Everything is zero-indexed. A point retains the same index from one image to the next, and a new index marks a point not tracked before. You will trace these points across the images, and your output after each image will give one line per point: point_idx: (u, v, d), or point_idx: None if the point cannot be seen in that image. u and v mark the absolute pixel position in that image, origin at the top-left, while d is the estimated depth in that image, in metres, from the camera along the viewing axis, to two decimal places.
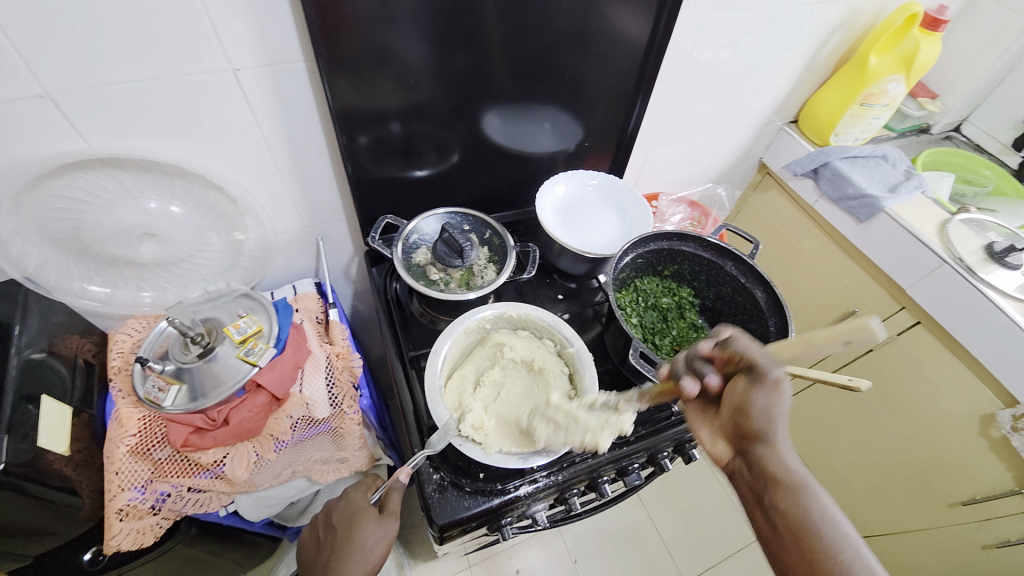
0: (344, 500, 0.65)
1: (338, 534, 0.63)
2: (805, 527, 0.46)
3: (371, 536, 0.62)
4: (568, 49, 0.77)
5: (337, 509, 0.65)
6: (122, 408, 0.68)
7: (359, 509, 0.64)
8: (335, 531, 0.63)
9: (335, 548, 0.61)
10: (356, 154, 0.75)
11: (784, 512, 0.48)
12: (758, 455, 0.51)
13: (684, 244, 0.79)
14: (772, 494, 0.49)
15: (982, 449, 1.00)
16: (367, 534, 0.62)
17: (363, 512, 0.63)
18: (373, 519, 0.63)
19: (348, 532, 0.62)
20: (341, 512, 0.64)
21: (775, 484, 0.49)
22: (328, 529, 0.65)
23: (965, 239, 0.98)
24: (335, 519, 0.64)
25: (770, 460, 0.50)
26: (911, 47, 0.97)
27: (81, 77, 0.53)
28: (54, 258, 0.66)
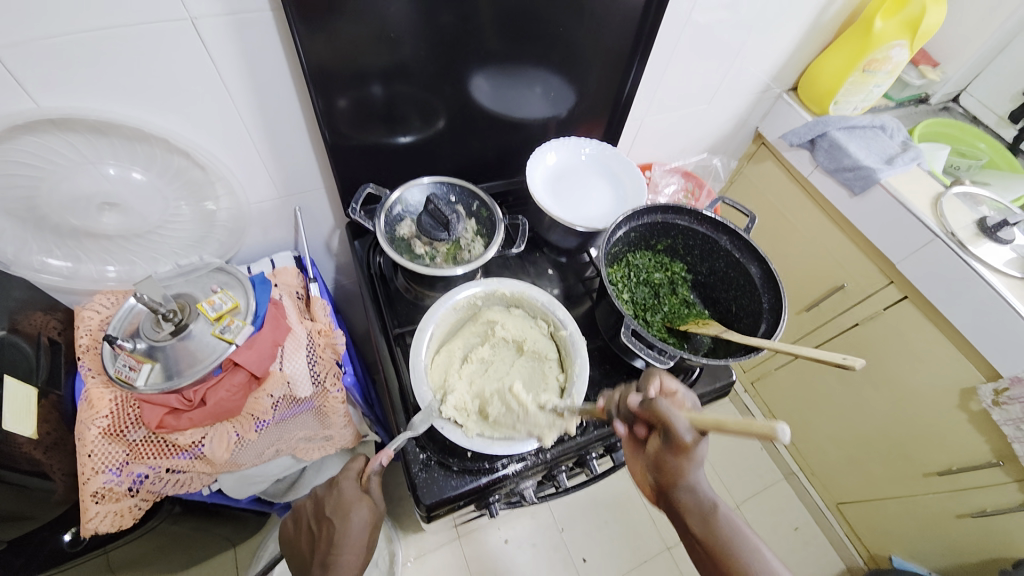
0: (332, 489, 0.63)
1: (329, 526, 0.61)
2: (724, 552, 0.49)
3: (362, 524, 0.60)
4: (562, 6, 0.71)
5: (325, 500, 0.63)
6: (92, 389, 0.65)
7: (348, 498, 0.62)
8: (326, 523, 0.61)
9: (330, 542, 0.60)
10: (333, 118, 0.70)
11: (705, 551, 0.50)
12: (682, 499, 0.52)
13: (678, 218, 0.76)
14: (697, 532, 0.51)
15: (962, 421, 1.03)
16: (358, 522, 0.60)
17: (354, 500, 0.62)
18: (363, 506, 0.62)
19: (339, 523, 0.60)
20: (333, 502, 0.62)
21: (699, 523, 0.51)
22: (319, 520, 0.63)
23: (958, 213, 0.97)
24: (326, 510, 0.62)
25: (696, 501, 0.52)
26: (917, 10, 0.93)
27: (18, 26, 0.48)
28: (7, 229, 0.61)
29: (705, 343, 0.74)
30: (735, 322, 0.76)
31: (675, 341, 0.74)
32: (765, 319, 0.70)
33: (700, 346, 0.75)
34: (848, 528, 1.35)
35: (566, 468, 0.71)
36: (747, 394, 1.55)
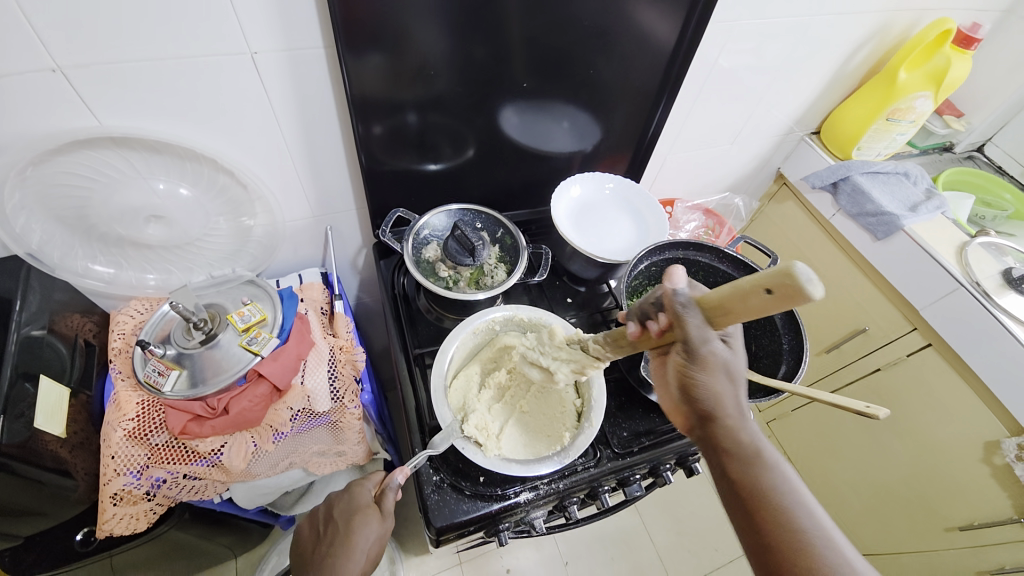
0: (347, 493, 0.65)
1: (336, 528, 0.62)
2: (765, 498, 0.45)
3: (369, 535, 0.60)
4: (592, 48, 0.75)
5: (337, 503, 0.65)
6: (121, 391, 0.67)
7: (359, 504, 0.63)
8: (333, 525, 0.62)
9: (334, 543, 0.60)
10: (370, 144, 0.73)
11: (749, 495, 0.45)
12: (718, 428, 0.48)
13: (700, 254, 0.78)
14: (739, 472, 0.46)
15: (985, 475, 0.99)
16: (366, 532, 0.60)
17: (365, 508, 0.62)
18: (372, 516, 0.62)
19: (347, 527, 0.61)
20: (343, 507, 0.64)
21: (741, 460, 0.47)
22: (326, 522, 0.64)
23: (983, 263, 0.96)
24: (335, 513, 0.63)
25: (740, 433, 0.48)
26: (942, 63, 0.95)
27: (93, 52, 0.52)
28: (58, 235, 0.64)
29: None
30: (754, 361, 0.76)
31: None
32: (785, 361, 0.70)
33: None
34: None
35: (578, 500, 0.70)
36: None
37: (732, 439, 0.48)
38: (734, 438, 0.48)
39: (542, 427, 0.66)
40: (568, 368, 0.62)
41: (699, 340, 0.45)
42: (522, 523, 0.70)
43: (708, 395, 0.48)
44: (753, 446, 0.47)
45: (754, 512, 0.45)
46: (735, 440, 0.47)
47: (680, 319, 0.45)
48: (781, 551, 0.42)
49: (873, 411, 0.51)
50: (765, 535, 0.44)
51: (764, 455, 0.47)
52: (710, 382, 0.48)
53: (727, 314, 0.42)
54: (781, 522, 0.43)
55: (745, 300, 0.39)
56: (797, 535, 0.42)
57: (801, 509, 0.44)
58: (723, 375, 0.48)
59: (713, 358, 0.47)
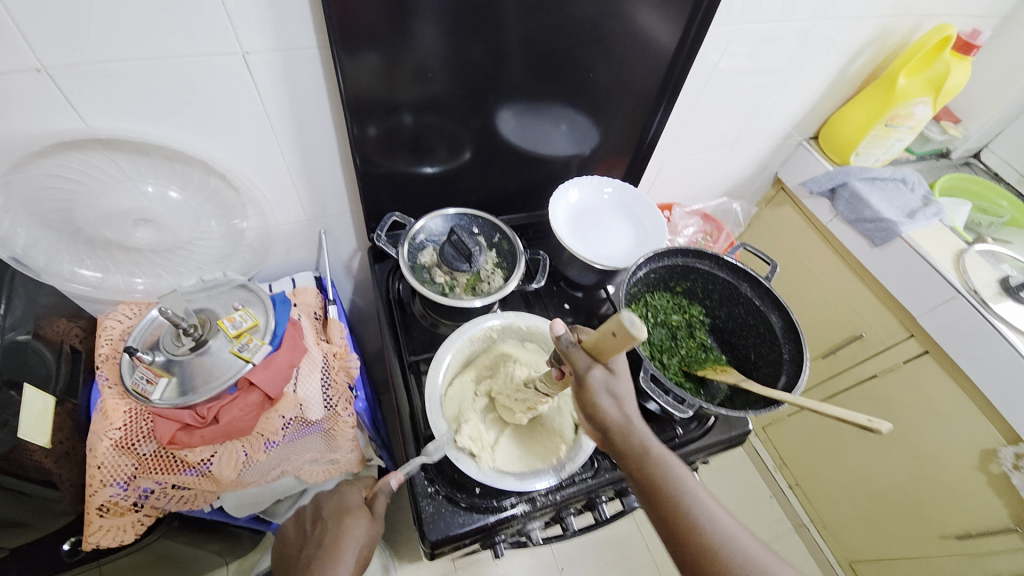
0: (336, 493, 0.64)
1: (323, 527, 0.60)
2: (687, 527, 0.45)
3: (357, 532, 0.59)
4: (591, 50, 0.74)
5: (326, 502, 0.64)
6: (108, 399, 0.66)
7: (349, 504, 0.62)
8: (322, 523, 0.61)
9: (321, 542, 0.58)
10: (365, 146, 0.72)
11: (664, 513, 0.47)
12: (625, 449, 0.50)
13: (700, 261, 0.77)
14: (660, 500, 0.47)
15: (982, 484, 0.99)
16: (354, 531, 0.59)
17: (355, 507, 0.61)
18: (362, 515, 0.61)
19: (334, 523, 0.60)
20: (333, 506, 0.63)
21: (652, 484, 0.48)
22: (314, 521, 0.62)
23: (980, 270, 0.97)
24: (324, 512, 0.62)
25: (652, 458, 0.49)
26: (942, 69, 0.96)
27: (79, 52, 0.50)
28: (43, 239, 0.62)
29: (722, 391, 0.73)
30: (753, 370, 0.75)
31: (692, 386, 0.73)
32: (786, 370, 0.69)
33: (716, 393, 0.73)
34: None
35: (575, 511, 0.69)
36: (757, 438, 1.52)
37: (643, 463, 0.49)
38: (647, 467, 0.48)
39: (539, 437, 0.66)
40: (524, 408, 0.62)
41: (587, 372, 0.48)
42: (518, 534, 0.69)
43: (606, 420, 0.49)
44: (661, 469, 0.48)
45: (671, 535, 0.46)
46: (647, 463, 0.49)
47: (571, 357, 0.48)
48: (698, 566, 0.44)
49: (877, 426, 0.51)
50: (681, 551, 0.45)
51: (668, 472, 0.48)
52: (599, 405, 0.49)
53: (602, 352, 0.45)
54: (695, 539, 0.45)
55: (605, 341, 0.44)
56: (710, 549, 0.44)
57: (712, 522, 0.45)
58: (606, 394, 0.48)
59: (596, 383, 0.48)
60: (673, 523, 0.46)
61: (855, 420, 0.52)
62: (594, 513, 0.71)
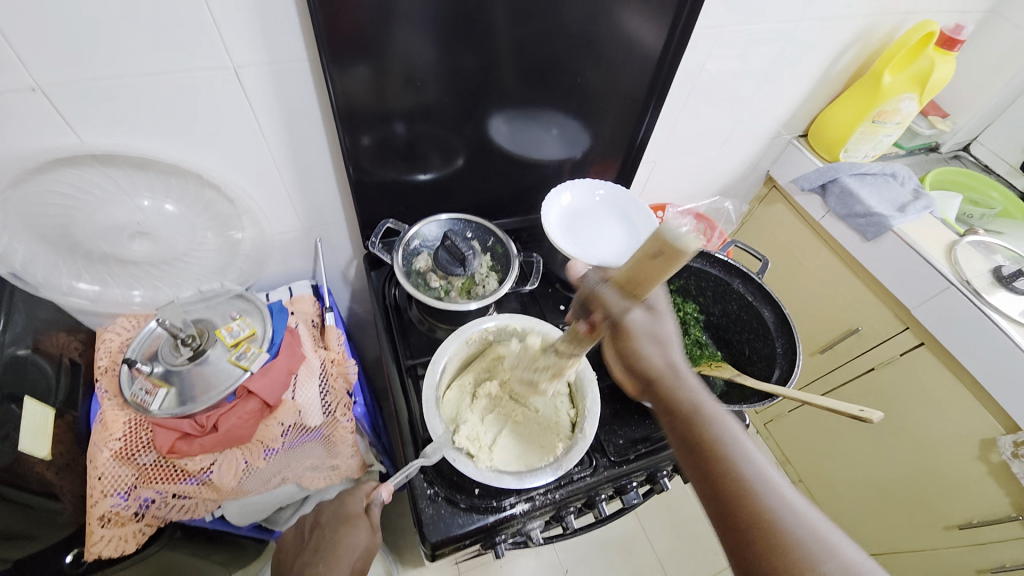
0: (337, 500, 0.64)
1: (322, 534, 0.61)
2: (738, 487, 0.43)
3: (354, 544, 0.59)
4: (579, 56, 0.75)
5: (326, 509, 0.64)
6: (108, 410, 0.66)
7: (348, 513, 0.62)
8: (320, 530, 0.61)
9: (318, 550, 0.59)
10: (357, 155, 0.73)
11: (714, 477, 0.44)
12: (674, 403, 0.49)
13: (691, 260, 0.77)
14: (705, 446, 0.46)
15: (982, 473, 0.99)
16: (352, 542, 0.59)
17: (354, 516, 0.61)
18: (360, 525, 0.61)
19: (334, 533, 0.60)
20: (331, 513, 0.63)
21: (704, 440, 0.46)
22: (312, 528, 0.63)
23: (973, 261, 0.97)
24: (322, 519, 0.62)
25: (702, 414, 0.48)
26: (926, 65, 0.97)
27: (74, 70, 0.51)
28: (42, 254, 0.63)
29: (716, 387, 0.73)
30: (748, 365, 0.75)
31: None
32: (779, 365, 0.69)
33: (712, 389, 0.74)
34: None
35: (575, 510, 0.70)
36: (759, 435, 1.52)
37: (691, 420, 0.48)
38: (698, 415, 0.48)
39: (536, 438, 0.65)
40: (546, 376, 0.61)
41: (622, 312, 0.48)
42: (518, 534, 0.69)
43: (648, 368, 0.51)
44: (715, 427, 0.47)
45: (719, 496, 0.43)
46: (696, 418, 0.48)
47: (601, 298, 0.49)
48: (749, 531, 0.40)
49: (866, 416, 0.53)
50: (727, 516, 0.42)
51: (720, 431, 0.47)
52: (642, 351, 0.51)
53: (637, 285, 0.44)
54: (747, 505, 0.42)
55: (645, 267, 0.41)
56: (766, 519, 0.41)
57: (769, 494, 0.42)
58: (648, 339, 0.51)
59: (635, 326, 0.51)
60: (723, 480, 0.44)
61: (848, 408, 0.54)
62: (594, 511, 0.71)
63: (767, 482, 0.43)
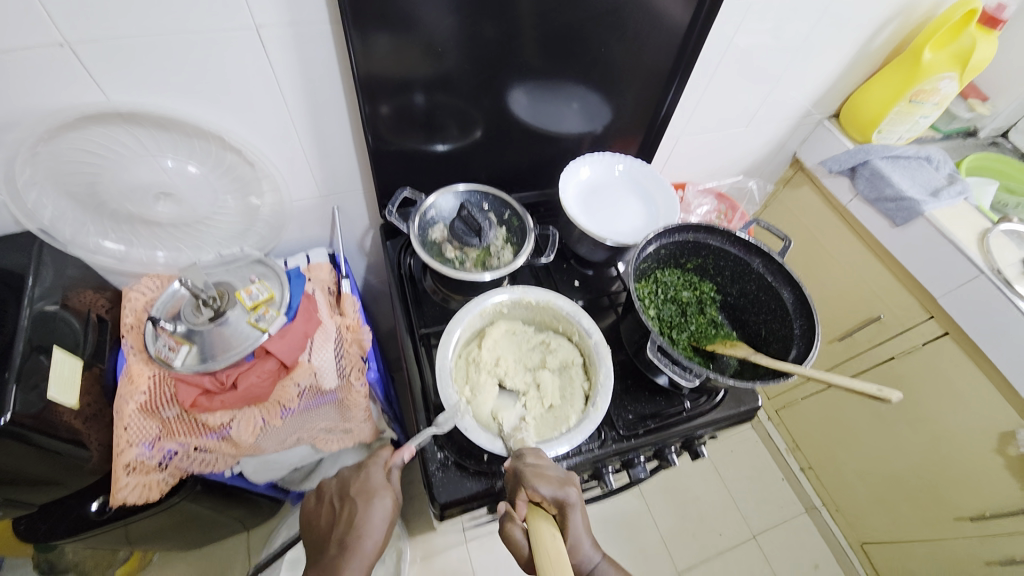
0: (362, 471, 0.62)
1: (353, 506, 0.59)
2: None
3: (384, 514, 0.58)
4: (604, 27, 0.73)
5: (351, 481, 0.62)
6: (133, 364, 0.69)
7: (374, 484, 0.61)
8: (350, 502, 0.59)
9: (350, 521, 0.57)
10: (376, 124, 0.73)
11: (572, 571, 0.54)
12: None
13: (710, 237, 0.75)
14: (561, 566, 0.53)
15: (999, 466, 0.98)
16: (380, 513, 0.58)
17: (380, 487, 0.60)
18: (388, 495, 0.60)
19: (364, 506, 0.58)
20: (358, 484, 0.61)
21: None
22: (342, 499, 0.61)
23: (1005, 250, 0.93)
24: (351, 490, 0.61)
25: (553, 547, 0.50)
26: (968, 44, 0.91)
27: (100, 27, 0.52)
28: (70, 212, 0.65)
29: (731, 365, 0.73)
30: (763, 346, 0.74)
31: (700, 360, 0.74)
32: (796, 345, 0.68)
33: (726, 368, 0.73)
34: (871, 570, 1.29)
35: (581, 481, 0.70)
36: (771, 422, 1.50)
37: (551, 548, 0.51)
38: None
39: (548, 404, 0.66)
40: (566, 356, 0.71)
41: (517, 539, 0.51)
42: None
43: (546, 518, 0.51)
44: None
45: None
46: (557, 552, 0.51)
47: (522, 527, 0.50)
48: None
49: (886, 394, 0.51)
50: None
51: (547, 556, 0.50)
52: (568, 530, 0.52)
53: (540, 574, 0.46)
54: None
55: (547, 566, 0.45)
56: None
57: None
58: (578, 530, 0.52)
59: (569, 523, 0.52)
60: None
61: (865, 388, 0.52)
62: (601, 482, 0.71)
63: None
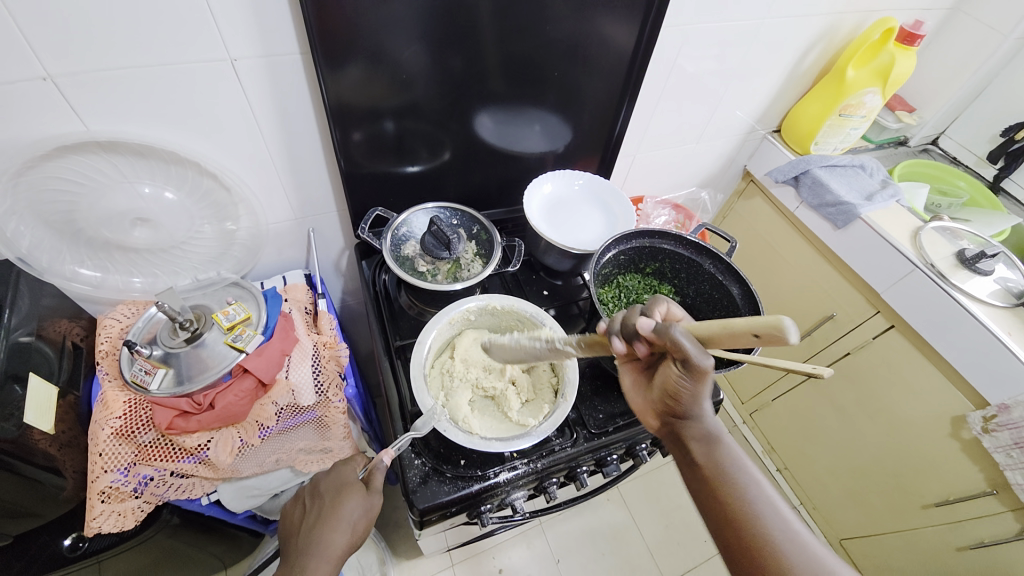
0: (333, 468, 0.64)
1: (322, 501, 0.61)
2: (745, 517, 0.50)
3: (355, 508, 0.59)
4: (558, 55, 0.79)
5: (323, 478, 0.63)
6: (108, 391, 0.69)
7: (345, 480, 0.62)
8: (320, 498, 0.61)
9: (319, 516, 0.59)
10: (349, 149, 0.77)
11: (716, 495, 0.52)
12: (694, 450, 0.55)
13: (664, 242, 0.81)
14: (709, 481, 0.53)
15: (955, 450, 1.03)
16: (350, 508, 0.59)
17: (351, 483, 0.61)
18: (359, 491, 0.61)
19: (332, 501, 0.60)
20: (329, 481, 0.63)
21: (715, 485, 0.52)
22: (313, 496, 0.62)
23: (937, 245, 1.02)
24: (321, 487, 0.62)
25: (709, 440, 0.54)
26: (887, 60, 1.01)
27: (82, 62, 0.55)
28: (47, 239, 0.66)
29: None
30: None
31: None
32: None
33: None
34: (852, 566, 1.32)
35: (558, 482, 0.73)
36: (745, 426, 1.55)
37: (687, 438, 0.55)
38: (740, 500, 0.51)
39: (523, 397, 0.70)
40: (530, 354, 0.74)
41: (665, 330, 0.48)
42: (504, 506, 0.72)
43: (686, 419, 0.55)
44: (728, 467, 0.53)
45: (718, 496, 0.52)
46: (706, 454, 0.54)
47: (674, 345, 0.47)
48: (744, 552, 0.49)
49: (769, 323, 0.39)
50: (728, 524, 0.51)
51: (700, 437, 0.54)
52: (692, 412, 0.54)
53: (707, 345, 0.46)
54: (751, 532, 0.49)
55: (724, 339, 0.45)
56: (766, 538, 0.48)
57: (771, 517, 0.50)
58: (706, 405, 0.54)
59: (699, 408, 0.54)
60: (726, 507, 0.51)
61: (742, 327, 0.42)
62: (577, 484, 0.74)
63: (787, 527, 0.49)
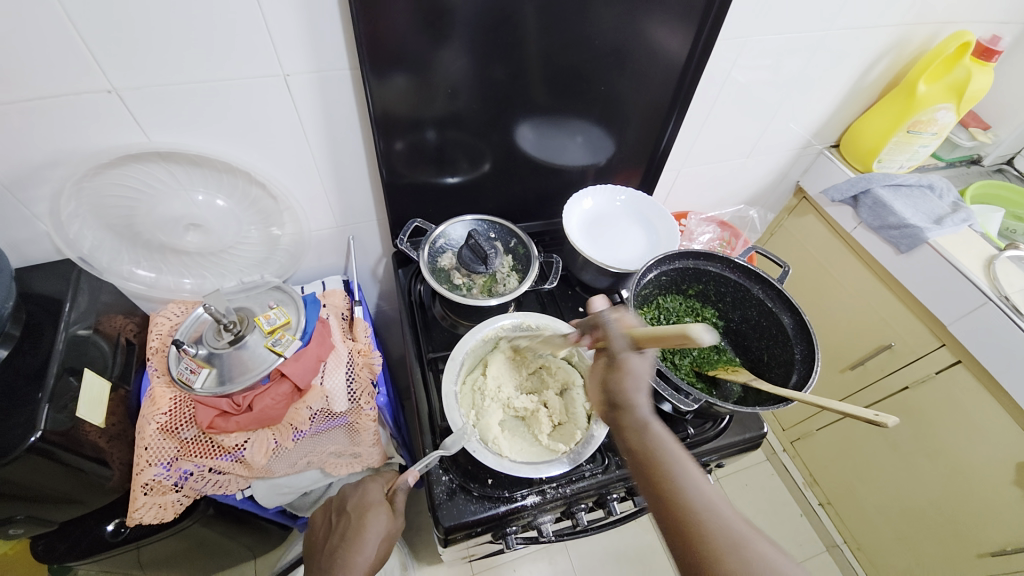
0: (359, 486, 0.64)
1: (347, 520, 0.61)
2: (682, 509, 0.43)
3: (378, 529, 0.59)
4: (605, 66, 0.77)
5: (349, 496, 0.64)
6: (156, 387, 0.72)
7: (370, 500, 0.63)
8: (346, 516, 0.61)
9: (344, 534, 0.59)
10: (391, 159, 0.78)
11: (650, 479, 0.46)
12: (627, 426, 0.49)
13: (710, 264, 0.77)
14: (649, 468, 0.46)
15: (1020, 499, 0.94)
16: (373, 528, 0.59)
17: (376, 502, 0.62)
18: (384, 510, 0.61)
19: (356, 519, 0.60)
20: (355, 500, 0.63)
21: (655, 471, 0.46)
22: (339, 514, 0.63)
23: (1013, 277, 0.93)
24: (348, 506, 0.63)
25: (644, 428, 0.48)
26: (962, 75, 0.94)
27: (146, 77, 0.58)
28: (107, 241, 0.70)
29: (734, 391, 0.73)
30: (767, 372, 0.75)
31: (703, 386, 0.75)
32: (797, 369, 0.69)
33: (729, 394, 0.74)
34: None
35: (586, 508, 0.70)
36: (786, 453, 1.47)
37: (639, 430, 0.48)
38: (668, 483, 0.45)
39: (553, 422, 0.68)
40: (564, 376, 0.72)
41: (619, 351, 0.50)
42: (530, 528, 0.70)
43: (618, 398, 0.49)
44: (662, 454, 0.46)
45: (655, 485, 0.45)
46: (643, 439, 0.47)
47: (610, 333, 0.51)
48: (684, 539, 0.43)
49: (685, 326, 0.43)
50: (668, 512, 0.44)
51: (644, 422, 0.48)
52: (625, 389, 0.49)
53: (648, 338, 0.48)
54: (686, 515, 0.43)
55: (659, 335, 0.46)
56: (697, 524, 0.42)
57: (700, 503, 0.44)
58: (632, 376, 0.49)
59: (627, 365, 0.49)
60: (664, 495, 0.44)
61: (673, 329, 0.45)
62: (606, 510, 0.71)
63: (720, 515, 0.43)
